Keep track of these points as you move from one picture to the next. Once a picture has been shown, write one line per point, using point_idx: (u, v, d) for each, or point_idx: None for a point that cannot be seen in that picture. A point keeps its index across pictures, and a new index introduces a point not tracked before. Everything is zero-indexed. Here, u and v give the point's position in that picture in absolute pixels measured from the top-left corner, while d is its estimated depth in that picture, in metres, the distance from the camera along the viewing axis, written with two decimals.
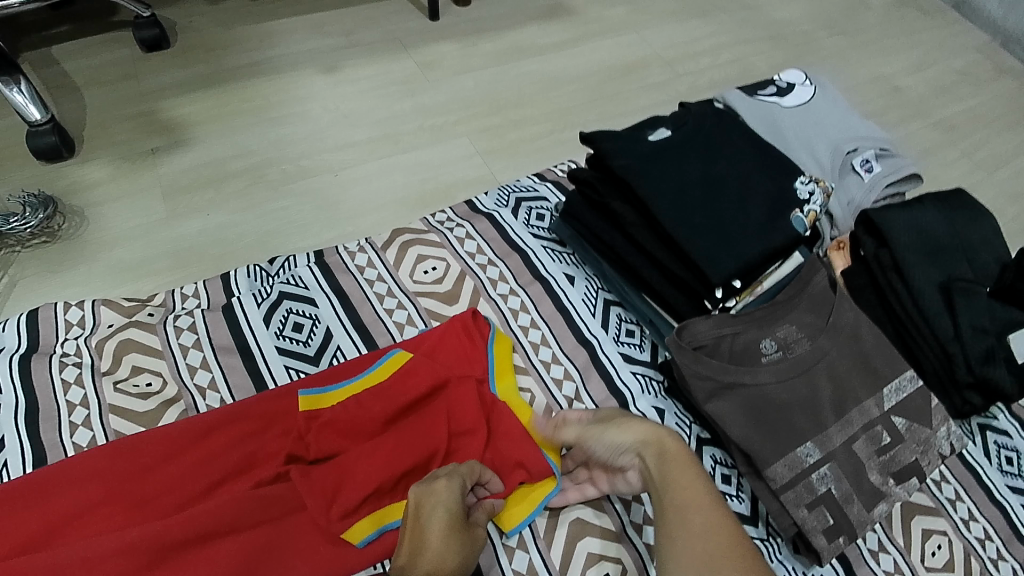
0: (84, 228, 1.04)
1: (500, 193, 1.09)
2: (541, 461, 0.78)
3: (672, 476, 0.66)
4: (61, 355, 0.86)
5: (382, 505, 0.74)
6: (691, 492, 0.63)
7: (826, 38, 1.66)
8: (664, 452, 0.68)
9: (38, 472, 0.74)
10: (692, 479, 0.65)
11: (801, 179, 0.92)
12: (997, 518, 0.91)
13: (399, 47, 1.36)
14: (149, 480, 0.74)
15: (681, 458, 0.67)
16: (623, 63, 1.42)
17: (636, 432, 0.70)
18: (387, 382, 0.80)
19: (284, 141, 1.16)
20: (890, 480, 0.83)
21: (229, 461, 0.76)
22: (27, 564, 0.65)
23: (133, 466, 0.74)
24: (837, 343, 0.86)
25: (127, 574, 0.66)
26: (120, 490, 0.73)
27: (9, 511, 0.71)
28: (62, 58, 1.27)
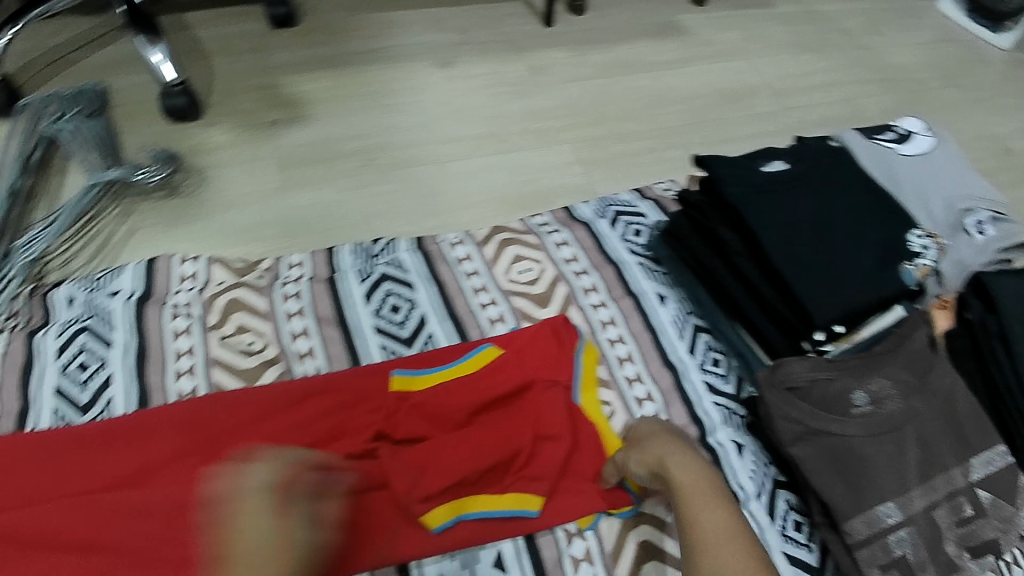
0: (202, 187, 1.10)
1: (599, 204, 1.10)
2: (621, 492, 0.79)
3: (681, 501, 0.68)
4: (174, 305, 0.91)
5: (461, 495, 0.76)
6: (707, 514, 0.66)
7: (939, 89, 1.59)
8: (679, 468, 0.71)
9: (146, 413, 0.80)
10: (710, 501, 0.68)
11: (914, 232, 0.89)
12: None
13: (512, 49, 1.38)
14: (244, 436, 0.78)
15: (702, 478, 0.70)
16: (733, 89, 1.40)
17: (648, 460, 0.73)
18: (476, 377, 0.83)
19: (395, 128, 1.20)
20: (965, 553, 0.80)
21: (317, 429, 0.79)
22: (127, 500, 0.70)
23: (232, 421, 0.79)
24: (931, 405, 0.84)
25: (212, 523, 0.69)
26: (217, 442, 0.77)
27: (117, 445, 0.77)
28: (195, 24, 1.34)
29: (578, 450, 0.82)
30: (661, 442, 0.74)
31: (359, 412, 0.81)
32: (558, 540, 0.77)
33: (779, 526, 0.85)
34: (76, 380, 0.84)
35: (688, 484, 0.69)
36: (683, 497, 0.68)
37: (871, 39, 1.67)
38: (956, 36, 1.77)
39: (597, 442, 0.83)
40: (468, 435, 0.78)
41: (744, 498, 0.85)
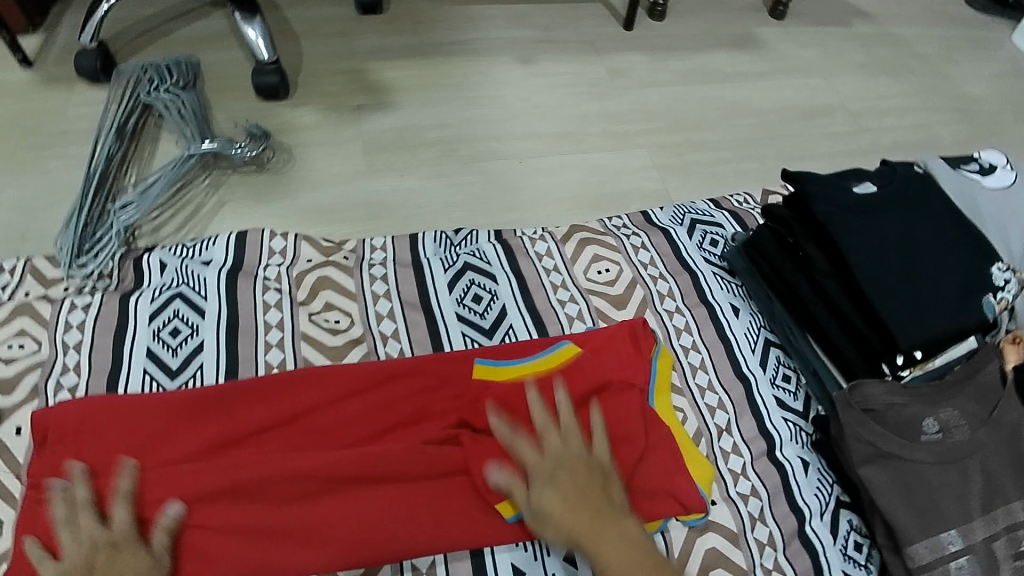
0: (289, 165, 1.13)
1: (675, 210, 1.11)
2: (695, 497, 0.80)
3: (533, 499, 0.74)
4: (264, 278, 0.95)
5: None
6: (575, 526, 0.66)
7: (1012, 123, 1.48)
8: (540, 480, 0.70)
9: (236, 381, 0.82)
10: (559, 509, 0.67)
11: (999, 265, 0.90)
12: None
13: (592, 50, 1.39)
14: (329, 413, 0.80)
15: (546, 475, 0.70)
16: (808, 106, 1.40)
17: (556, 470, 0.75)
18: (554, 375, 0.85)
19: (476, 120, 1.22)
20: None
21: (400, 412, 0.81)
22: (216, 467, 0.73)
23: (317, 396, 0.81)
24: (997, 438, 0.82)
25: (299, 496, 0.74)
26: (302, 417, 0.80)
27: (201, 411, 0.79)
28: (286, 5, 1.37)
29: (651, 452, 0.81)
30: (539, 464, 0.71)
31: (440, 398, 0.82)
32: None
33: (840, 545, 0.84)
34: (168, 345, 0.87)
35: (558, 495, 0.68)
36: (543, 507, 0.68)
37: (946, 66, 1.59)
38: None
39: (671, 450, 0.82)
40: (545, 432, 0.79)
41: (808, 514, 0.86)
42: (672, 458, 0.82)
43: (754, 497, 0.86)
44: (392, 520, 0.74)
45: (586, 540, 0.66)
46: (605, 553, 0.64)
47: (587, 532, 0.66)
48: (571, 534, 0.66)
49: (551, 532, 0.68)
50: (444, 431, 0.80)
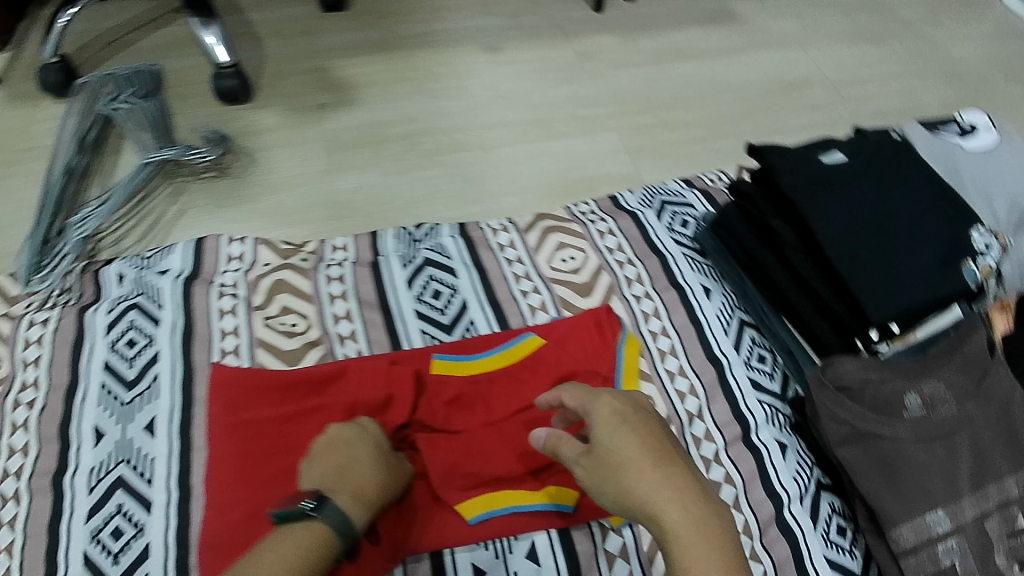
0: (251, 168, 1.12)
1: (645, 193, 1.08)
2: None
3: (606, 440, 0.58)
4: (220, 284, 0.93)
5: (498, 487, 0.76)
6: (637, 480, 0.54)
7: (1003, 85, 1.43)
8: (600, 421, 0.59)
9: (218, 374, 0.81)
10: (622, 459, 0.56)
11: (978, 229, 0.84)
12: None
13: (561, 34, 1.35)
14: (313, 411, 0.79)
15: (608, 420, 0.59)
16: (788, 79, 1.35)
17: (634, 413, 0.60)
18: (516, 367, 0.83)
19: (441, 113, 1.19)
20: (1014, 565, 0.74)
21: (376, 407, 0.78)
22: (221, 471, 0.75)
23: (271, 400, 0.80)
24: (985, 411, 0.79)
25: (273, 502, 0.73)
26: (253, 422, 0.78)
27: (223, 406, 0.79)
28: (248, 8, 1.34)
29: None
30: (599, 403, 0.60)
31: (397, 392, 0.78)
32: (594, 534, 0.76)
33: (822, 531, 0.81)
34: (124, 357, 0.86)
35: (623, 439, 0.57)
36: (607, 453, 0.57)
37: (932, 30, 1.54)
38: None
39: None
40: (506, 428, 0.79)
41: (786, 499, 0.82)
42: None
43: (728, 484, 0.83)
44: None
45: (648, 495, 0.54)
46: (671, 511, 0.53)
47: (650, 482, 0.54)
48: (631, 489, 0.54)
49: (607, 488, 0.56)
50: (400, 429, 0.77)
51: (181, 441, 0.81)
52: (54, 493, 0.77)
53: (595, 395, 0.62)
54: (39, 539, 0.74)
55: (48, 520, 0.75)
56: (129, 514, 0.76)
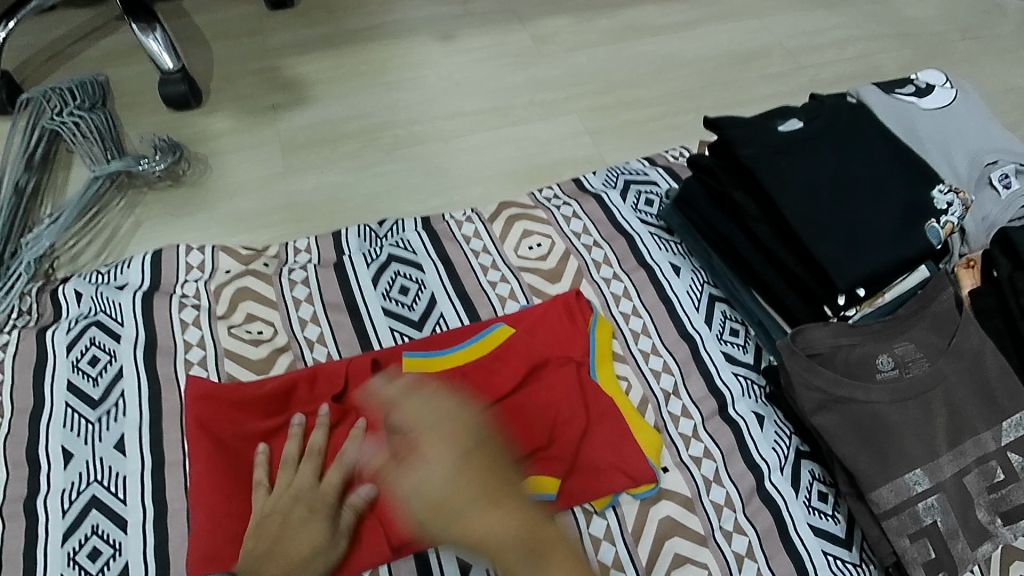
0: (206, 175, 1.09)
1: (608, 173, 1.07)
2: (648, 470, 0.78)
3: (432, 474, 0.62)
4: (181, 296, 0.91)
5: None
6: (464, 512, 0.60)
7: (956, 42, 1.44)
8: (426, 453, 0.63)
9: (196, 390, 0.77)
10: (449, 492, 0.61)
11: (940, 188, 0.85)
12: None
13: (515, 19, 1.33)
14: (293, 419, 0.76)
15: (439, 449, 0.62)
16: (745, 50, 1.35)
17: (426, 427, 0.64)
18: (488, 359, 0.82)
19: (398, 106, 1.18)
20: (998, 520, 0.77)
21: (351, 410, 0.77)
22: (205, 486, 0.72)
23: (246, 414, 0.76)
24: (957, 368, 0.80)
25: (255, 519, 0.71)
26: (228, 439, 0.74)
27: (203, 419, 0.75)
28: (192, 11, 1.30)
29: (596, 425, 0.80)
30: (430, 432, 0.63)
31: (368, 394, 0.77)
32: (578, 520, 0.77)
33: (804, 498, 0.81)
34: (88, 376, 0.84)
35: (442, 471, 0.61)
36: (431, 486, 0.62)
37: None
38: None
39: (623, 434, 0.79)
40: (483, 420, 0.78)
41: (766, 469, 0.82)
42: (618, 433, 0.79)
43: (707, 459, 0.83)
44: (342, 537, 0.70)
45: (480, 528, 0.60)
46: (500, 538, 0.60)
47: (476, 515, 0.59)
48: (464, 523, 0.60)
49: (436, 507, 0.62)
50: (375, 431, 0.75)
51: (154, 456, 0.79)
52: (28, 518, 0.75)
53: (429, 418, 0.65)
54: (15, 567, 0.72)
55: (24, 547, 0.73)
56: (106, 533, 0.74)
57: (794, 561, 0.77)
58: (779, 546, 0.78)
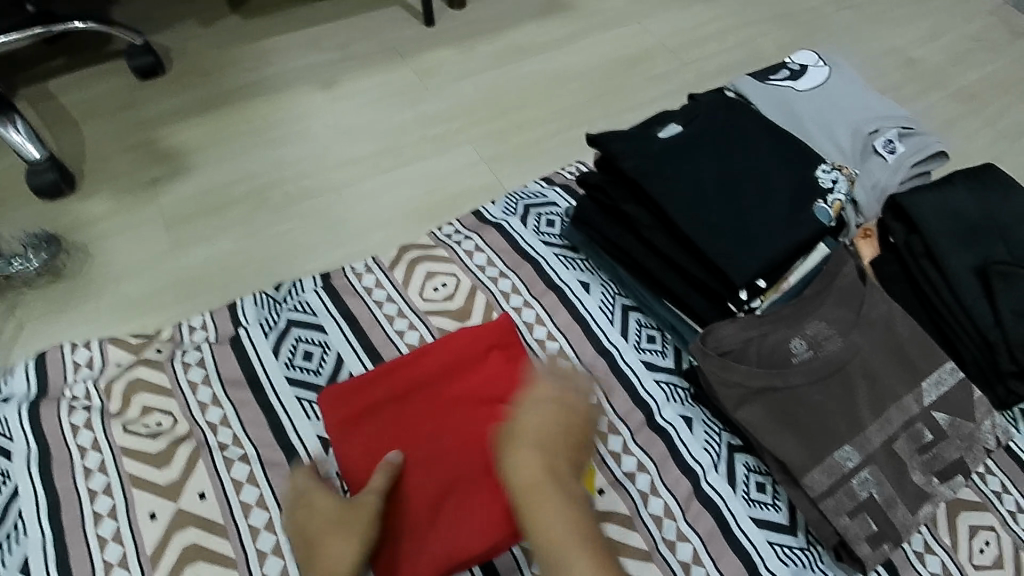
0: (88, 264, 1.03)
1: (508, 200, 1.06)
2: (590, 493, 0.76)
3: (515, 471, 0.64)
4: (70, 398, 0.85)
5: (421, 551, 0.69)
6: (535, 495, 0.63)
7: (822, 26, 1.51)
8: (513, 453, 0.65)
9: (350, 393, 0.76)
10: (528, 468, 0.64)
11: (823, 167, 0.85)
12: (1012, 470, 0.86)
13: (397, 56, 1.31)
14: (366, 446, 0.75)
15: (527, 463, 0.64)
16: (628, 55, 1.37)
17: (522, 464, 0.64)
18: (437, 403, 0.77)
19: (285, 162, 1.14)
20: (935, 479, 0.77)
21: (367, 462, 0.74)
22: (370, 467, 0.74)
23: (379, 396, 0.77)
24: (871, 338, 0.79)
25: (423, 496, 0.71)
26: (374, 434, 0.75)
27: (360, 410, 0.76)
28: (59, 93, 1.24)
29: None
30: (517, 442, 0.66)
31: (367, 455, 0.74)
32: (519, 560, 0.74)
33: (742, 492, 0.80)
34: None
35: (521, 467, 0.64)
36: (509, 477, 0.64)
37: None
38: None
39: None
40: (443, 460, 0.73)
41: (701, 471, 0.81)
42: None
43: (641, 472, 0.81)
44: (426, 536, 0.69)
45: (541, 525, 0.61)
46: None
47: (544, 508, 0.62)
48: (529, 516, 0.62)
49: (512, 484, 0.64)
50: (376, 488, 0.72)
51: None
52: None
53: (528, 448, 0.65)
54: None
55: None
56: None
57: (741, 559, 0.76)
58: (724, 546, 0.77)
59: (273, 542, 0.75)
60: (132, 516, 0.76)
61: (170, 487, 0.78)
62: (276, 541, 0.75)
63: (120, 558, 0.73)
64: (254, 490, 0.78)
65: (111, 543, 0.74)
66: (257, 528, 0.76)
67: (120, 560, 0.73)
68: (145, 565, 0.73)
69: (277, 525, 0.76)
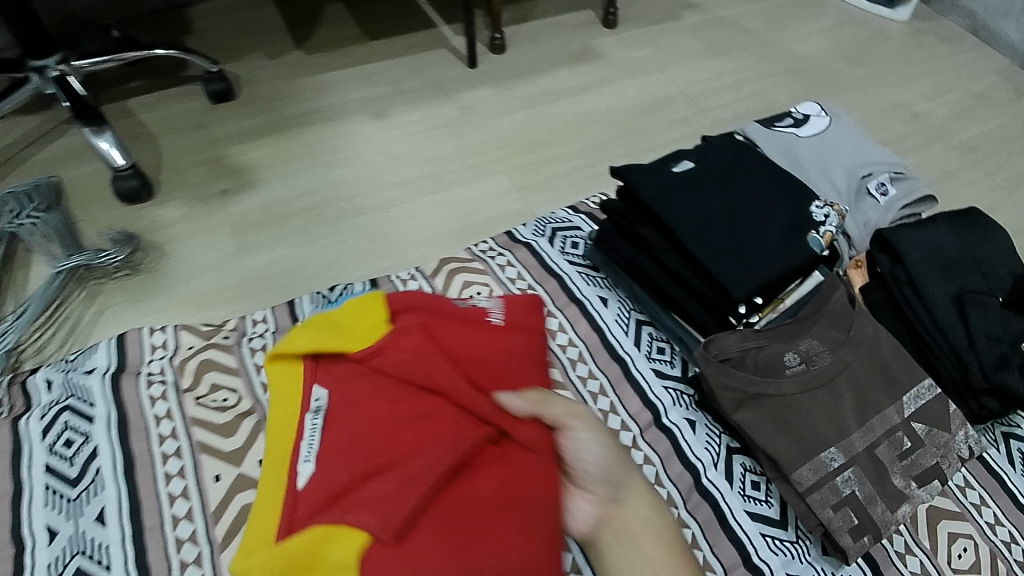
0: (162, 261, 1.16)
1: (537, 224, 1.18)
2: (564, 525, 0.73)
3: (605, 462, 0.75)
4: (148, 373, 0.97)
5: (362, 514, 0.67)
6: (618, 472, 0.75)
7: (830, 81, 1.65)
8: (582, 437, 0.76)
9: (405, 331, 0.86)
10: (591, 457, 0.75)
11: (816, 204, 0.97)
12: (990, 483, 0.95)
13: (442, 92, 1.46)
14: (392, 388, 0.80)
15: (611, 458, 0.76)
16: (652, 99, 1.51)
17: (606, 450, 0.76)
18: (356, 366, 0.82)
19: (339, 181, 1.28)
20: (914, 484, 0.86)
21: (398, 393, 0.80)
22: (384, 403, 0.79)
23: (414, 337, 0.85)
24: (858, 355, 0.89)
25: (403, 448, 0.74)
26: (402, 376, 0.81)
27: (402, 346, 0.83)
28: (139, 111, 1.39)
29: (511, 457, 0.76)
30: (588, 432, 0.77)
31: (400, 390, 0.80)
32: None
33: (738, 487, 0.90)
34: (64, 457, 0.88)
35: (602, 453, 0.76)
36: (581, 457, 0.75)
37: (775, 37, 1.75)
38: (857, 18, 1.86)
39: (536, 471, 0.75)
40: (383, 426, 0.76)
41: (701, 467, 0.91)
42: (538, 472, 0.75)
43: (648, 464, 0.91)
44: (461, 504, 0.70)
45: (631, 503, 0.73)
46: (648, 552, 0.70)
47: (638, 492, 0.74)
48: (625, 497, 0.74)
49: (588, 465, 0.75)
50: (378, 426, 0.76)
51: (131, 525, 0.82)
52: None
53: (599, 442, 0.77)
54: None
55: None
56: None
57: (735, 546, 0.85)
58: (720, 534, 0.86)
59: None
60: (200, 477, 0.87)
61: (232, 454, 0.89)
62: None
63: (187, 513, 0.84)
64: None
65: (179, 499, 0.85)
66: None
67: (187, 514, 0.84)
68: (209, 520, 0.84)
69: None
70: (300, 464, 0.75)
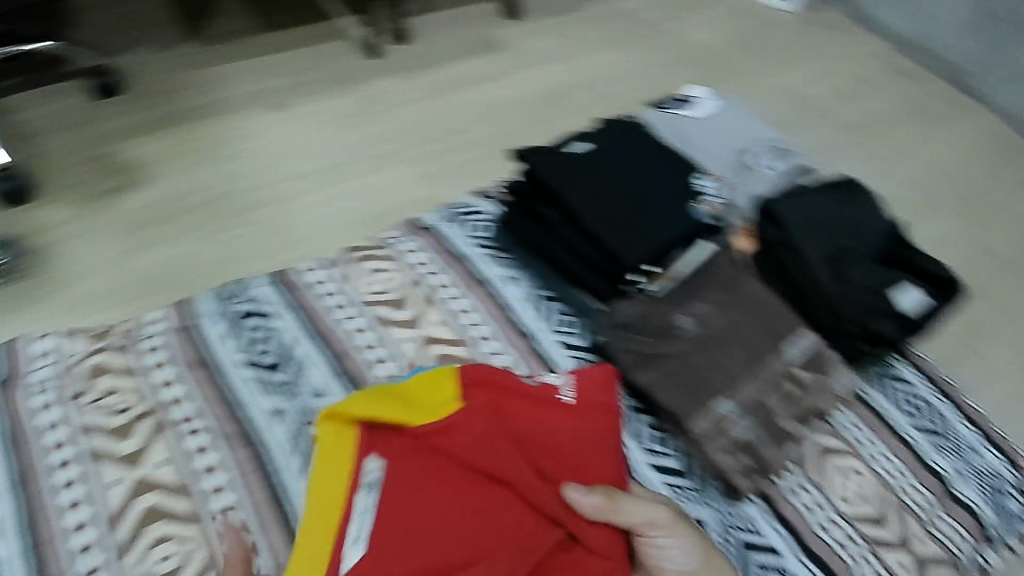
0: (47, 264, 1.10)
1: (442, 210, 1.19)
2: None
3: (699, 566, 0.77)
4: (36, 383, 0.92)
5: None
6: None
7: (722, 68, 1.73)
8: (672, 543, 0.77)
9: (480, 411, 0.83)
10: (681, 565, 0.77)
11: (700, 178, 1.05)
12: (873, 421, 1.00)
13: (345, 83, 1.45)
14: (465, 474, 0.80)
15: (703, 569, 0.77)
16: (555, 87, 1.54)
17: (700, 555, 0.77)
18: (411, 441, 0.81)
19: (238, 175, 1.25)
20: (798, 425, 0.93)
21: (462, 482, 0.79)
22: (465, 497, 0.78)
23: (475, 421, 0.82)
24: (745, 314, 0.95)
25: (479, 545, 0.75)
26: (483, 462, 0.79)
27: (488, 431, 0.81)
28: (15, 108, 1.31)
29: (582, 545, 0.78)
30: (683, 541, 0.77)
31: (467, 479, 0.79)
32: None
33: (642, 444, 0.94)
34: None
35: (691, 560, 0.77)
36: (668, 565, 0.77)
37: (670, 26, 1.83)
38: (745, 6, 1.96)
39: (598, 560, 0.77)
40: (446, 515, 0.77)
41: None
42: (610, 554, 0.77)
43: None
44: None
45: None
46: None
47: None
48: None
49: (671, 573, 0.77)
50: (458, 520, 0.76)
51: (28, 538, 0.79)
52: None
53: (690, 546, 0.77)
54: None
55: None
56: None
57: None
58: None
59: (228, 500, 0.84)
60: (98, 483, 0.83)
61: (131, 455, 0.86)
62: (231, 499, 0.84)
63: (85, 519, 0.81)
64: (210, 456, 0.87)
65: (76, 506, 0.82)
66: (214, 489, 0.84)
67: (85, 521, 0.81)
68: (106, 526, 0.81)
69: (231, 485, 0.85)
70: (348, 544, 0.76)
